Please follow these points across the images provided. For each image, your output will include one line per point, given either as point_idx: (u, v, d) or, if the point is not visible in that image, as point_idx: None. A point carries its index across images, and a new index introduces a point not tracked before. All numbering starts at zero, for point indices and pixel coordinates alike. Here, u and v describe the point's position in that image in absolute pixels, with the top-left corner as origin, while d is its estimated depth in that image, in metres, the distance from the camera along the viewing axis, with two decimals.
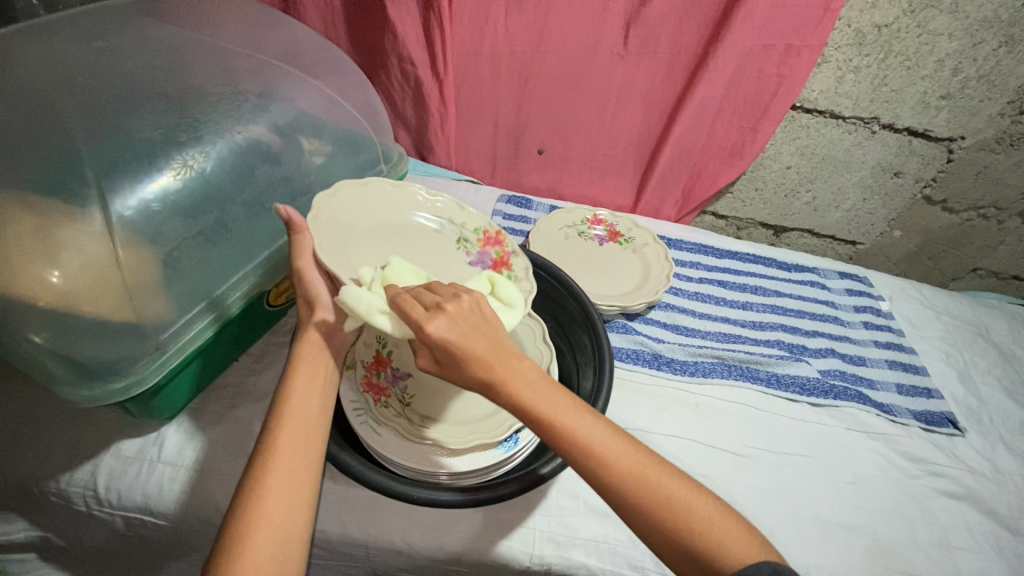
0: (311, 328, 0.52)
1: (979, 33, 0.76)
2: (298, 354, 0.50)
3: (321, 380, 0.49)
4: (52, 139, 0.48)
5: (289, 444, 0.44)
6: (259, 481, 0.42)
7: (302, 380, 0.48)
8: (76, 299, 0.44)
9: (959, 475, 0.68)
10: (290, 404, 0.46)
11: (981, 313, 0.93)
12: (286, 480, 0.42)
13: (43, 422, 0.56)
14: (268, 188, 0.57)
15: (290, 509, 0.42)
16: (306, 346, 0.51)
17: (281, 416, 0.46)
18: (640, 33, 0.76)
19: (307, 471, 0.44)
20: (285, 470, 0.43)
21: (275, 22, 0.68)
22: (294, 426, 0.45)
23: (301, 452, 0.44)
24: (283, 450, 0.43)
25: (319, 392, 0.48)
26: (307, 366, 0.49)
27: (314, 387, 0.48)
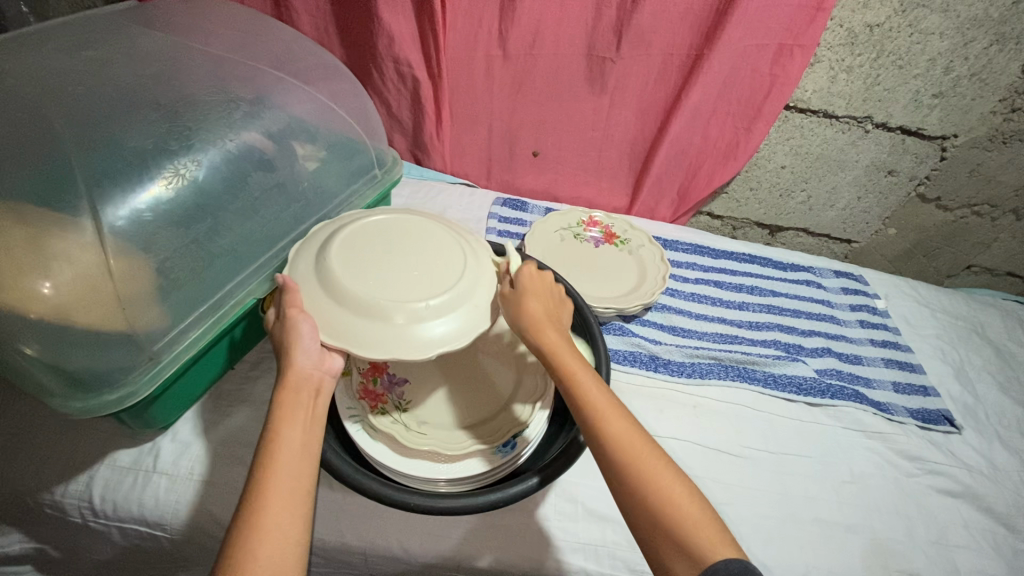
0: (292, 374, 0.46)
1: (970, 32, 0.76)
2: (279, 403, 0.45)
3: (307, 424, 0.45)
4: (42, 149, 0.47)
5: (279, 488, 0.41)
6: (248, 526, 0.39)
7: (288, 426, 0.44)
8: (68, 310, 0.43)
9: (956, 473, 0.68)
10: (278, 448, 0.43)
11: (976, 310, 0.93)
12: (277, 527, 0.39)
13: (37, 434, 0.55)
14: (262, 195, 0.57)
15: (280, 557, 0.39)
16: (285, 394, 0.45)
17: (269, 460, 0.42)
18: (633, 36, 0.76)
19: (297, 516, 0.41)
20: (276, 517, 0.40)
21: (267, 29, 0.68)
22: (284, 472, 0.42)
23: (290, 502, 0.41)
24: (272, 497, 0.40)
25: (306, 434, 0.44)
26: (293, 409, 0.45)
27: (302, 430, 0.44)
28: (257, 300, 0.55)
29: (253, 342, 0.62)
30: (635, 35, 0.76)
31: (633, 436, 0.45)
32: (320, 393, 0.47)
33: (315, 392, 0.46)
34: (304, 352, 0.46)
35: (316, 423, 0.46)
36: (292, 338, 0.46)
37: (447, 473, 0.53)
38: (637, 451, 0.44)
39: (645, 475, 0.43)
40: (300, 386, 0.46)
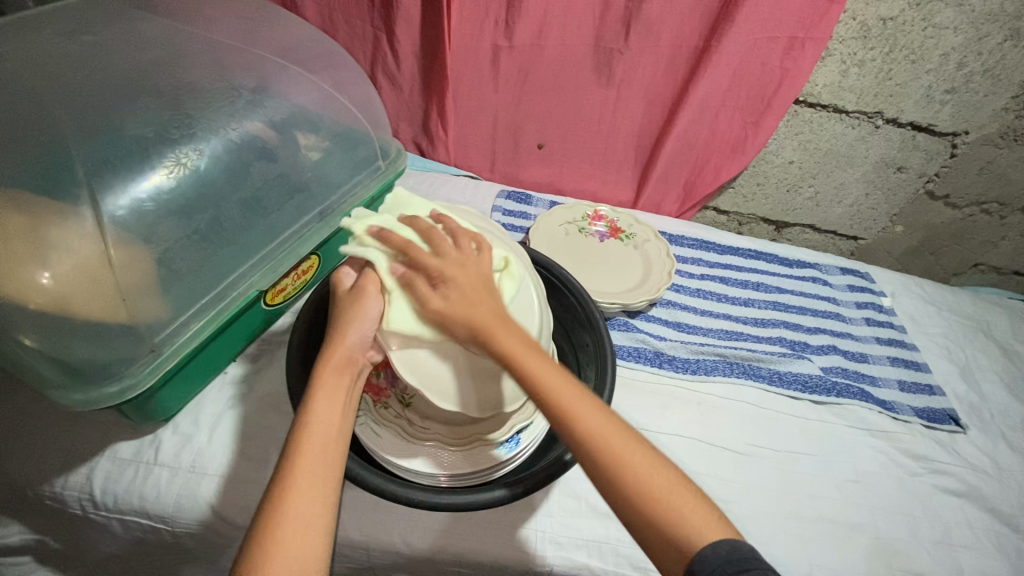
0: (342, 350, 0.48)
1: (984, 27, 0.75)
2: (318, 377, 0.46)
3: (344, 401, 0.46)
4: (41, 137, 0.46)
5: (312, 463, 0.41)
6: (281, 499, 0.39)
7: (325, 400, 0.44)
8: (68, 301, 0.43)
9: (961, 473, 0.68)
10: (312, 425, 0.43)
11: (982, 309, 0.93)
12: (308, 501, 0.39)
13: (37, 425, 0.55)
14: (265, 185, 0.56)
15: (311, 532, 0.38)
16: (327, 369, 0.46)
17: (302, 438, 0.42)
18: (641, 27, 0.75)
19: (327, 493, 0.40)
20: (307, 493, 0.39)
21: (270, 16, 0.67)
22: (315, 447, 0.42)
23: (320, 480, 0.40)
24: (303, 473, 0.40)
25: (342, 411, 0.45)
26: (332, 391, 0.45)
27: (336, 414, 0.44)
28: (259, 292, 0.55)
29: (256, 334, 0.61)
30: (644, 27, 0.75)
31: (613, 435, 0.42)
32: (359, 375, 0.48)
33: (357, 370, 0.48)
34: (359, 332, 0.49)
35: (351, 404, 0.47)
36: (354, 315, 0.49)
37: (448, 468, 0.52)
38: (613, 445, 0.41)
39: (624, 466, 0.40)
40: (346, 363, 0.47)
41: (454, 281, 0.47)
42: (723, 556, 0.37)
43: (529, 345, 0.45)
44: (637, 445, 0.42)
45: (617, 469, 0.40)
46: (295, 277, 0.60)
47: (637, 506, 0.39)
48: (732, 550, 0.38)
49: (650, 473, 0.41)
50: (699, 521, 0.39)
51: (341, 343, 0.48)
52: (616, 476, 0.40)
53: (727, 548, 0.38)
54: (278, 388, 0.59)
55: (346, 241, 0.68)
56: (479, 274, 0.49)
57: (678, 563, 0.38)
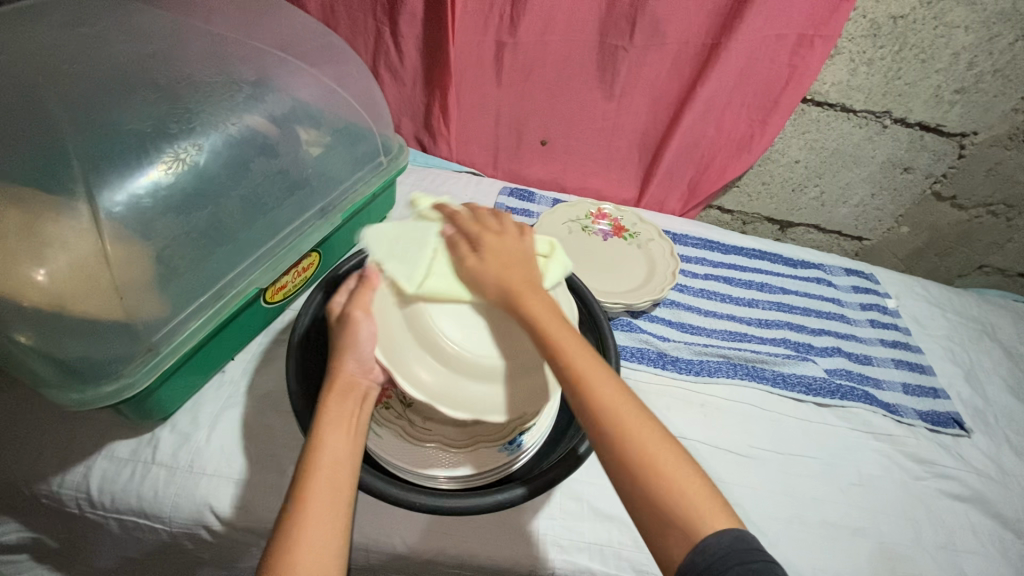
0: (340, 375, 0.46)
1: (996, 26, 0.74)
2: (322, 407, 0.44)
3: (351, 428, 0.44)
4: (36, 130, 0.45)
5: (321, 496, 0.40)
6: (291, 533, 0.38)
7: (332, 429, 0.43)
8: (64, 299, 0.42)
9: (965, 477, 0.67)
10: (318, 457, 0.42)
11: (987, 312, 0.92)
12: (318, 533, 0.38)
13: (32, 423, 0.54)
14: (265, 181, 0.55)
15: (322, 563, 0.37)
16: (329, 398, 0.45)
17: (308, 470, 0.41)
18: (648, 23, 0.74)
19: (337, 522, 0.39)
20: (314, 526, 0.38)
21: (272, 9, 0.66)
22: (322, 477, 0.40)
23: (329, 497, 0.40)
24: (311, 506, 0.39)
25: (349, 437, 0.43)
26: (336, 411, 0.44)
27: (344, 431, 0.43)
28: (259, 288, 0.54)
29: (255, 331, 0.60)
30: (650, 24, 0.74)
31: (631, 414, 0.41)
32: (365, 400, 0.46)
33: (362, 394, 0.46)
34: (357, 356, 0.46)
35: (361, 428, 0.45)
36: (350, 340, 0.46)
37: (448, 469, 0.52)
38: (620, 408, 0.41)
39: (631, 440, 0.40)
40: (347, 390, 0.46)
41: (494, 255, 0.51)
42: (726, 547, 0.36)
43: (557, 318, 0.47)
44: (645, 418, 0.42)
45: (625, 432, 0.40)
46: (295, 274, 0.60)
47: (639, 476, 0.39)
48: (736, 539, 0.37)
49: (653, 445, 0.40)
50: (704, 507, 0.38)
51: (340, 371, 0.46)
52: (617, 436, 0.40)
53: (731, 537, 0.37)
54: (278, 387, 0.59)
55: (348, 237, 0.67)
56: (519, 252, 0.52)
57: (678, 548, 0.37)
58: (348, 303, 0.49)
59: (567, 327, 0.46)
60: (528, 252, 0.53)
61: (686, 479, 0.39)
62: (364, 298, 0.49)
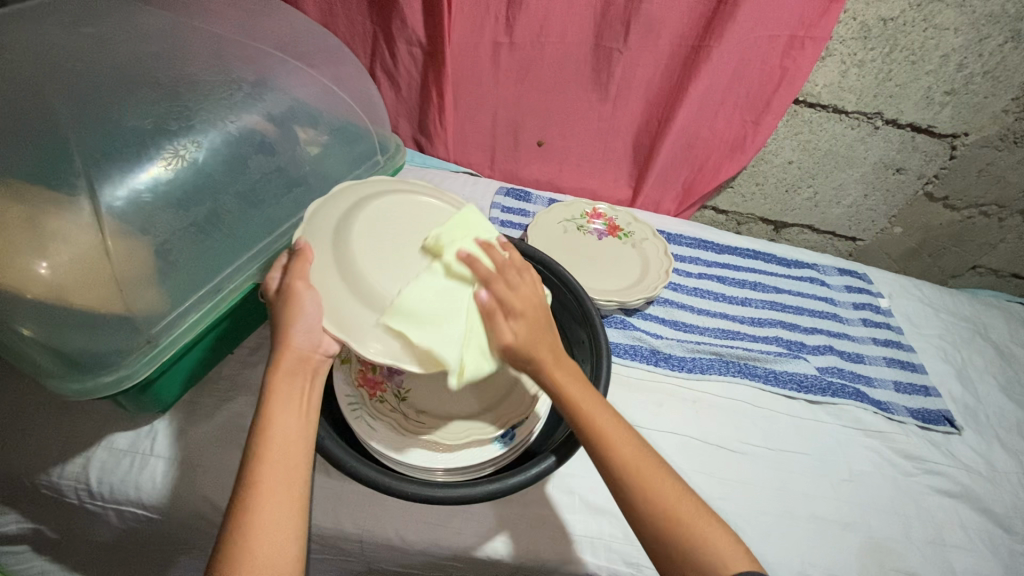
0: (286, 352, 0.45)
1: (985, 28, 0.75)
2: (271, 384, 0.44)
3: (302, 408, 0.45)
4: (40, 127, 0.47)
5: (275, 478, 0.40)
6: (245, 515, 0.39)
7: (281, 408, 0.43)
8: (65, 291, 0.43)
9: (956, 474, 0.68)
10: (270, 436, 0.42)
11: (979, 311, 0.93)
12: (274, 515, 0.39)
13: (33, 415, 0.55)
14: (262, 178, 0.56)
15: (281, 545, 0.39)
16: (279, 375, 0.44)
17: (260, 451, 0.41)
18: (641, 26, 0.75)
19: (293, 502, 0.41)
20: (272, 506, 0.40)
21: (271, 10, 0.67)
22: (275, 459, 0.41)
23: (284, 482, 0.41)
24: (266, 489, 0.40)
25: (299, 418, 0.44)
26: (285, 391, 0.44)
27: (295, 415, 0.44)
28: (256, 284, 0.54)
29: (251, 327, 0.61)
30: (644, 26, 0.75)
31: (637, 456, 0.45)
32: (314, 376, 0.46)
33: (311, 370, 0.46)
34: (303, 329, 0.45)
35: (310, 405, 0.46)
36: (293, 311, 0.44)
37: (444, 462, 0.52)
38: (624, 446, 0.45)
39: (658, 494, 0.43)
40: (297, 369, 0.45)
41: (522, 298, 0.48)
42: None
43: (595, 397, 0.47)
44: (670, 478, 0.44)
45: (649, 490, 0.43)
46: None
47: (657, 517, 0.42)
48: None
49: (679, 505, 0.43)
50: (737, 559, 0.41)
51: (288, 347, 0.45)
52: (649, 499, 0.43)
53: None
54: None
55: None
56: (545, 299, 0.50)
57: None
58: (288, 275, 0.46)
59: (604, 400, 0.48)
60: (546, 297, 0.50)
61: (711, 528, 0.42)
62: (303, 267, 0.46)
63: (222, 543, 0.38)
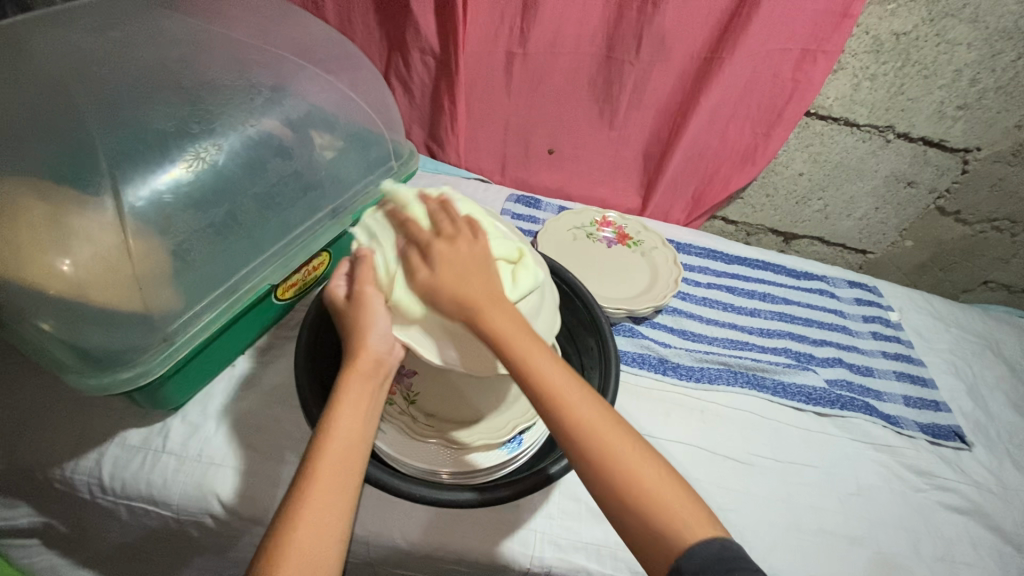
0: (359, 354, 0.46)
1: (998, 44, 0.75)
2: (343, 383, 0.45)
3: (366, 410, 0.45)
4: (68, 128, 0.48)
5: (327, 479, 0.41)
6: (295, 506, 0.40)
7: (349, 406, 0.44)
8: (85, 288, 0.44)
9: (966, 490, 0.67)
10: (333, 433, 0.43)
11: (991, 327, 0.92)
12: (323, 516, 0.40)
13: (48, 410, 0.56)
14: (280, 181, 0.57)
15: (325, 542, 0.39)
16: (350, 375, 0.45)
17: (322, 445, 0.42)
18: (653, 38, 0.76)
19: (343, 504, 0.41)
20: (323, 501, 0.40)
21: (291, 17, 0.68)
22: (335, 456, 0.42)
23: (336, 485, 0.41)
24: (319, 486, 0.41)
25: (363, 420, 0.44)
26: (354, 394, 0.45)
27: (359, 415, 0.44)
28: (271, 286, 0.56)
29: (268, 325, 0.62)
30: (657, 38, 0.76)
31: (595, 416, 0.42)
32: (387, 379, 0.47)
33: (384, 375, 0.46)
34: (375, 335, 0.46)
35: (375, 410, 0.46)
36: (367, 316, 0.46)
37: (450, 466, 0.53)
38: (593, 421, 0.41)
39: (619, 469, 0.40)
40: (370, 370, 0.46)
41: (446, 267, 0.44)
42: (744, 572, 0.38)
43: (515, 317, 0.43)
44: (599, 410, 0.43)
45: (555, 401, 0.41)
46: (306, 272, 0.61)
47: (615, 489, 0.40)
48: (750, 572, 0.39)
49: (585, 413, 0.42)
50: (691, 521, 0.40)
51: (363, 347, 0.46)
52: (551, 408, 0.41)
53: (717, 546, 0.39)
54: (287, 381, 0.60)
55: None
56: (477, 255, 0.45)
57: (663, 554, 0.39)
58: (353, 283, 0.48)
59: (534, 333, 0.43)
60: (489, 257, 0.46)
61: (639, 462, 0.41)
62: (366, 270, 0.48)
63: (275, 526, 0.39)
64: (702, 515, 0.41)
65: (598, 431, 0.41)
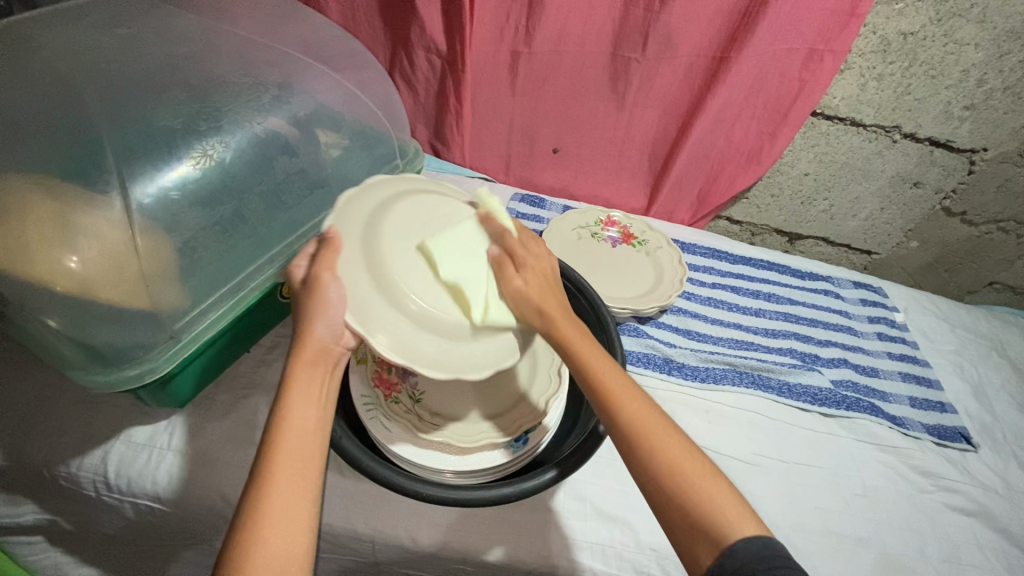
0: (306, 343, 0.44)
1: (1006, 44, 0.75)
2: (289, 374, 0.44)
3: (318, 398, 0.44)
4: (75, 125, 0.48)
5: (287, 470, 0.40)
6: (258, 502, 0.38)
7: (299, 396, 0.43)
8: (92, 285, 0.44)
9: (972, 492, 0.67)
10: (285, 423, 0.42)
11: (996, 328, 0.92)
12: (289, 507, 0.38)
13: (53, 407, 0.56)
14: (286, 179, 0.57)
15: (293, 534, 0.38)
16: (298, 366, 0.44)
17: (276, 438, 0.41)
18: (659, 37, 0.75)
19: (308, 493, 0.40)
20: (285, 492, 0.39)
21: (297, 14, 0.68)
22: (291, 447, 0.41)
23: (300, 475, 0.40)
24: (281, 478, 0.39)
25: (315, 407, 0.43)
26: (303, 379, 0.44)
27: (312, 402, 0.43)
28: (276, 283, 0.55)
29: (272, 323, 0.62)
30: (664, 37, 0.75)
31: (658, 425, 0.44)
32: (336, 368, 0.46)
33: (331, 362, 0.45)
34: (325, 323, 0.44)
35: (327, 397, 0.45)
36: (319, 303, 0.43)
37: (454, 464, 0.53)
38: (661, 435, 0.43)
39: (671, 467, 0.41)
40: (318, 358, 0.44)
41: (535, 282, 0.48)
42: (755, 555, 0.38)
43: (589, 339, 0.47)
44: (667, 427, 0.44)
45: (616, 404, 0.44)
46: None
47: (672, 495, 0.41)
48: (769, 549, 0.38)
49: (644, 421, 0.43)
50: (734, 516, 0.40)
51: (310, 336, 0.44)
52: (613, 411, 0.44)
53: (758, 543, 0.38)
54: None
55: None
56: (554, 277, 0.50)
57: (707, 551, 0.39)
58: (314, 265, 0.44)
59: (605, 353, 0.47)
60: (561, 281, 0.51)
61: (695, 469, 0.42)
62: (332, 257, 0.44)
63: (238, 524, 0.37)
64: (744, 512, 0.40)
65: (661, 439, 0.42)
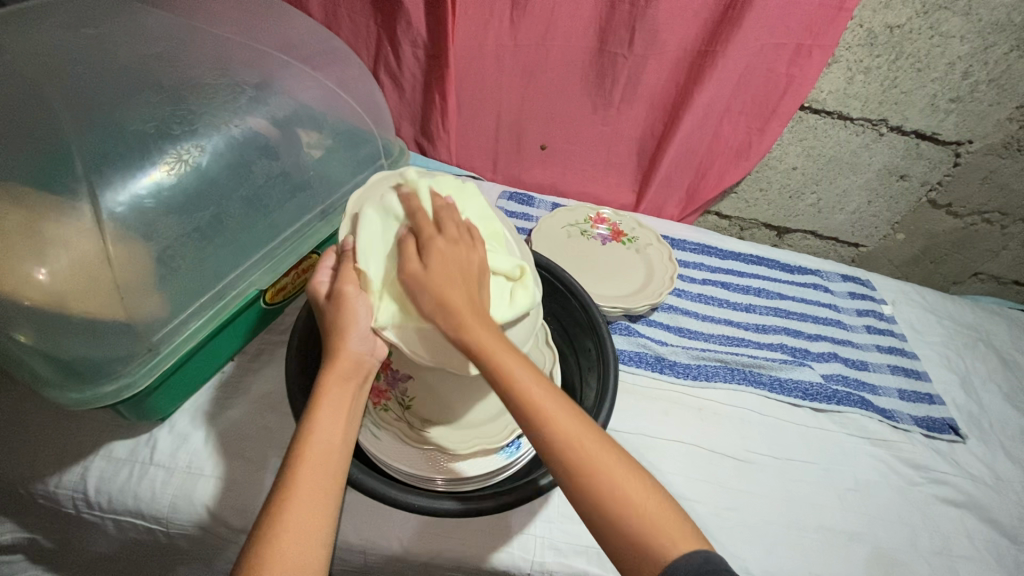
0: (342, 355, 0.44)
1: (990, 36, 0.75)
2: (323, 384, 0.44)
3: (348, 413, 0.44)
4: (41, 130, 0.46)
5: (309, 487, 0.39)
6: (274, 523, 0.38)
7: (327, 412, 0.43)
8: (65, 298, 0.42)
9: (961, 483, 0.68)
10: (312, 436, 0.42)
11: (982, 319, 0.93)
12: (307, 524, 0.38)
13: (28, 423, 0.54)
14: (267, 183, 0.55)
15: (309, 552, 0.38)
16: (332, 378, 0.44)
17: (301, 452, 0.41)
18: (646, 31, 0.74)
19: (324, 514, 0.39)
20: (303, 512, 0.38)
21: (274, 12, 0.66)
22: (314, 464, 0.40)
23: (319, 491, 0.40)
24: (300, 494, 0.39)
25: (342, 426, 0.43)
26: (334, 396, 0.44)
27: (340, 420, 0.43)
28: (259, 291, 0.54)
29: (257, 330, 0.61)
30: (650, 31, 0.74)
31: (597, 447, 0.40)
32: (365, 379, 0.46)
33: (363, 375, 0.46)
34: (360, 338, 0.45)
35: (355, 411, 0.45)
36: (348, 321, 0.44)
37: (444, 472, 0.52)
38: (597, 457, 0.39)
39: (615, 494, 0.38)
40: (350, 373, 0.45)
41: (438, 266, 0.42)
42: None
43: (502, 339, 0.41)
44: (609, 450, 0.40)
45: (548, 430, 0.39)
46: (295, 276, 0.58)
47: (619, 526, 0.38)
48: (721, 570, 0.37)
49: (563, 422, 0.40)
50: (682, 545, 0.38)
51: (344, 351, 0.45)
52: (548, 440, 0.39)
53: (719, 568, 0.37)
54: (278, 388, 0.59)
55: None
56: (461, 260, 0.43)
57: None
58: (336, 281, 0.46)
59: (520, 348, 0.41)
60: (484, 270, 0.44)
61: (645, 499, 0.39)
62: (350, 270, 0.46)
63: (255, 531, 0.37)
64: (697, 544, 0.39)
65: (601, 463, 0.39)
